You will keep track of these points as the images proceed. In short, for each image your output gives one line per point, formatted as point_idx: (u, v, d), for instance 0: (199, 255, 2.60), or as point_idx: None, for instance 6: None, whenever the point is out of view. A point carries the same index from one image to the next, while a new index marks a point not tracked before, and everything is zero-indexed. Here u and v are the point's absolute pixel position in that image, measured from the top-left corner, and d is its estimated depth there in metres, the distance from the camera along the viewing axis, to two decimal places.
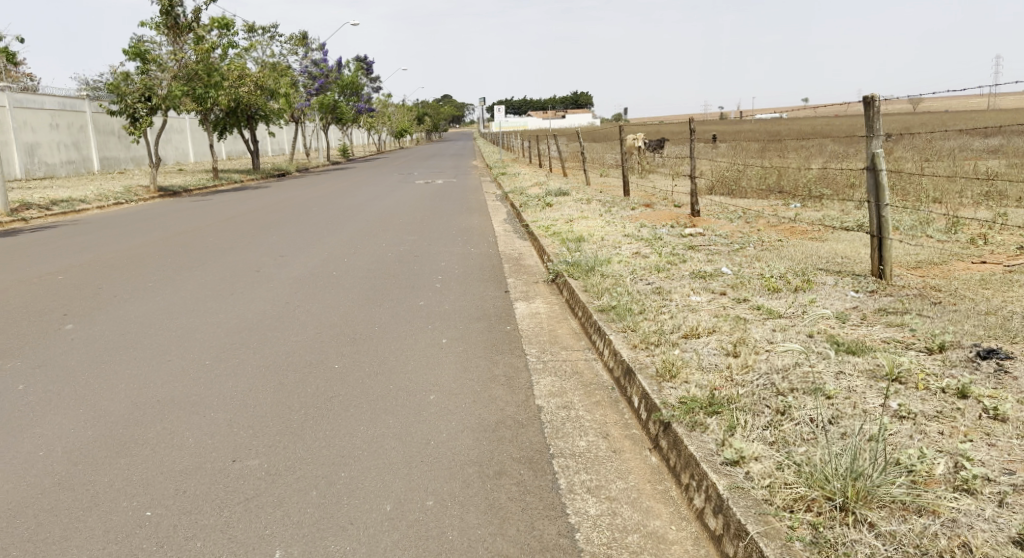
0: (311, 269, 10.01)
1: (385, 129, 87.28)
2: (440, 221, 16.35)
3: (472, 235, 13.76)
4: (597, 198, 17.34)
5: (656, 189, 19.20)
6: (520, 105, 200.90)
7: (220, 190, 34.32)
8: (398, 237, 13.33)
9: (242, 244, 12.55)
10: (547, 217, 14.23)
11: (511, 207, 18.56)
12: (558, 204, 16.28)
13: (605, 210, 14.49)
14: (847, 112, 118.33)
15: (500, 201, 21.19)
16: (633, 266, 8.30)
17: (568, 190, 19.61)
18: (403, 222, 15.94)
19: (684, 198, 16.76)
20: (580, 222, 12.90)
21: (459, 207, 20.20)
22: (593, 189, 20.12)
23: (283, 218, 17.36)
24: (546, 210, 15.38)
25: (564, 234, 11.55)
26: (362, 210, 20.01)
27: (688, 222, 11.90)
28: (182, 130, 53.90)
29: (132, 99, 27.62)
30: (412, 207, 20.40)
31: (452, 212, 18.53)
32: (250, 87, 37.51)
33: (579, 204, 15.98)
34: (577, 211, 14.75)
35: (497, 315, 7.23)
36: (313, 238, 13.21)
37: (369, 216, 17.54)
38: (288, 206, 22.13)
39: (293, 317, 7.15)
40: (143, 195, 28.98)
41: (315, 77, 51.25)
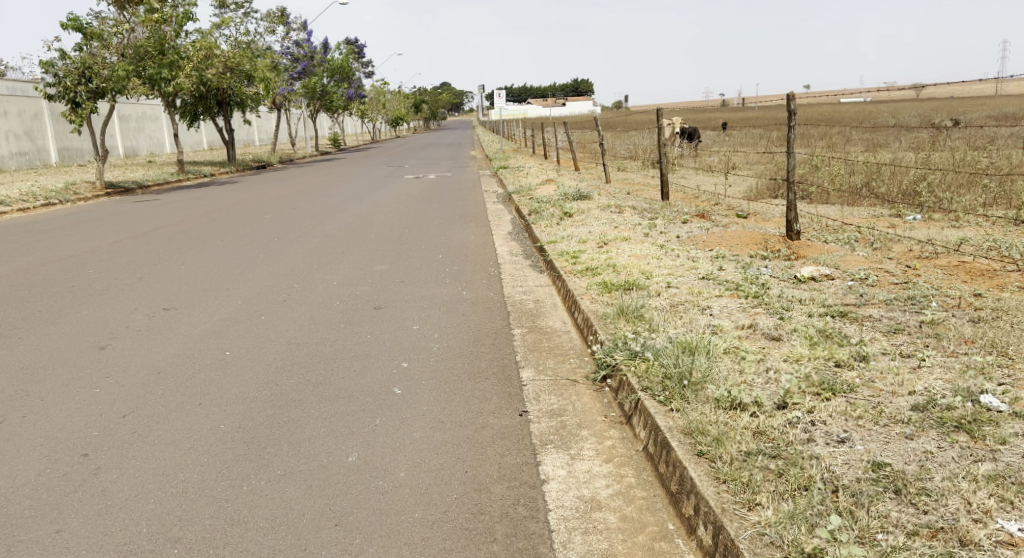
0: (194, 344, 6.11)
1: (380, 118, 82.93)
2: (426, 235, 12.40)
3: (465, 263, 9.82)
4: (630, 204, 13.38)
5: (703, 192, 15.17)
6: (520, 94, 196.55)
7: (185, 185, 30.38)
8: (362, 269, 9.39)
9: (132, 282, 8.68)
10: (568, 237, 10.22)
11: (517, 217, 14.60)
12: (579, 214, 12.30)
13: (650, 225, 10.55)
14: (863, 101, 113.06)
15: (501, 205, 17.23)
16: (766, 369, 4.26)
17: (590, 191, 15.62)
18: (377, 237, 11.97)
19: (746, 204, 12.78)
20: (621, 247, 8.92)
21: (451, 211, 16.32)
22: (621, 191, 16.15)
23: (225, 229, 13.48)
24: (565, 224, 11.42)
25: (604, 275, 7.54)
26: (334, 211, 16.07)
27: (790, 250, 7.91)
28: (157, 117, 49.80)
29: (69, 80, 23.68)
30: (395, 209, 16.46)
31: (442, 220, 14.57)
32: (220, 69, 33.48)
33: (609, 214, 12.01)
34: (609, 226, 10.76)
35: (507, 518, 3.33)
36: (240, 270, 9.32)
37: (337, 224, 13.61)
38: (244, 209, 18.20)
39: (54, 528, 3.39)
40: (86, 192, 25.04)
41: (298, 59, 47.17)
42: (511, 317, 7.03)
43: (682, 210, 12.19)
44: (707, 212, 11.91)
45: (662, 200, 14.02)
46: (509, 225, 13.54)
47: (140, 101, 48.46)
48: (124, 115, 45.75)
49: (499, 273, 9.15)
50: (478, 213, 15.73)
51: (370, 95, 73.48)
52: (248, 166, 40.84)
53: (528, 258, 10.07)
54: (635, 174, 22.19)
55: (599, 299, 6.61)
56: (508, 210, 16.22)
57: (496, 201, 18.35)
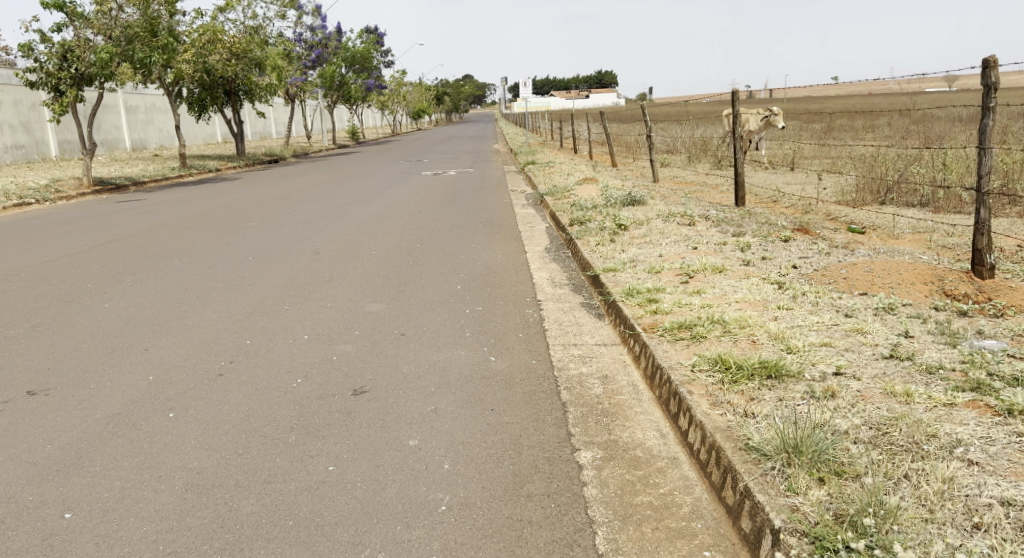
0: (20, 487, 3.50)
1: (401, 109, 80.27)
2: (441, 253, 9.75)
3: (491, 301, 7.15)
4: (699, 213, 10.63)
5: (782, 197, 12.39)
6: (544, 85, 193.22)
7: (185, 181, 27.85)
8: (347, 310, 6.74)
9: (22, 333, 6.09)
10: (633, 264, 7.50)
11: (555, 227, 11.94)
12: (638, 226, 9.61)
13: (743, 246, 7.82)
14: (903, 92, 108.63)
15: (533, 210, 14.57)
16: None
17: (643, 193, 12.86)
18: (378, 258, 9.32)
19: (852, 214, 10.02)
20: (719, 285, 6.21)
21: (472, 217, 13.63)
22: (678, 194, 13.42)
23: (195, 239, 10.87)
24: (623, 241, 8.71)
25: (716, 341, 4.78)
26: (335, 216, 13.44)
27: (998, 300, 5.18)
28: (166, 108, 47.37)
29: (49, 66, 21.05)
30: (406, 214, 13.80)
31: (462, 229, 11.90)
32: (224, 56, 30.98)
33: (679, 227, 9.30)
34: (686, 245, 8.05)
35: None
36: (182, 311, 6.70)
37: (332, 236, 10.98)
38: (232, 211, 15.62)
39: None
40: (70, 190, 22.51)
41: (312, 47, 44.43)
42: (569, 417, 4.27)
43: (772, 222, 9.46)
44: (807, 226, 9.18)
45: (737, 206, 11.31)
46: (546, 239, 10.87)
47: (148, 91, 46.04)
48: (131, 107, 43.40)
49: (541, 320, 6.45)
50: (504, 220, 13.06)
51: (390, 86, 70.71)
52: (258, 161, 38.39)
53: (578, 293, 7.38)
54: (685, 172, 19.40)
55: (723, 401, 3.85)
56: (541, 217, 13.53)
57: (529, 204, 15.70)
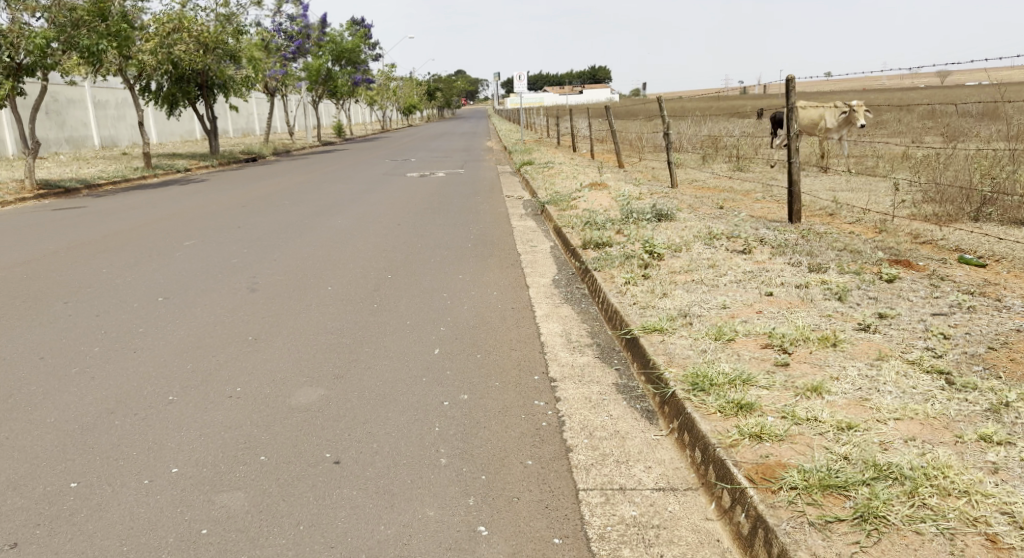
0: None
1: (392, 104, 77.71)
2: (415, 289, 7.47)
3: (480, 382, 4.87)
4: (748, 234, 8.35)
5: (840, 211, 10.16)
6: (539, 80, 190.68)
7: (146, 184, 25.41)
8: (263, 404, 4.45)
9: None
10: (688, 323, 5.22)
11: (562, 250, 9.67)
12: (677, 256, 7.37)
13: (839, 292, 5.58)
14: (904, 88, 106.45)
15: (534, 223, 12.34)
16: None
17: (669, 206, 10.60)
18: (331, 299, 7.02)
19: (949, 237, 7.78)
20: (846, 376, 3.92)
21: (459, 232, 11.34)
22: (709, 206, 11.15)
23: (104, 268, 8.53)
24: (663, 280, 6.43)
25: (939, 557, 2.64)
26: (292, 232, 11.13)
27: None
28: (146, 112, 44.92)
29: None
30: (379, 229, 11.52)
31: (446, 252, 9.61)
32: (191, 45, 28.60)
33: (733, 258, 7.05)
34: (756, 290, 5.80)
35: None
36: (10, 406, 4.43)
37: (280, 264, 8.69)
38: (178, 222, 13.30)
39: None
40: (9, 194, 20.06)
41: (293, 38, 41.80)
42: None
43: (854, 250, 7.22)
44: (901, 255, 6.94)
45: (790, 224, 9.09)
46: (552, 268, 8.59)
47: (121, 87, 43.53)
48: (100, 102, 40.88)
49: (562, 423, 4.15)
50: (498, 238, 10.80)
51: (379, 81, 68.14)
52: (235, 160, 36.05)
53: (609, 366, 5.09)
54: (703, 175, 17.12)
55: None
56: (543, 233, 11.24)
57: (528, 214, 13.45)
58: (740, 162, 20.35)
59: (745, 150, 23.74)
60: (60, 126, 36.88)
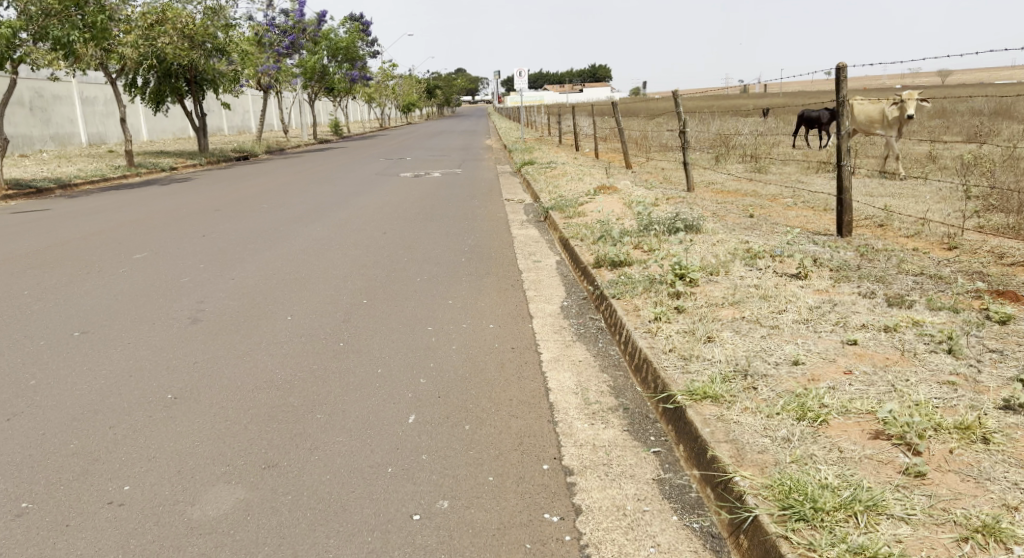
0: None
1: (390, 102, 76.27)
2: (393, 320, 6.12)
3: (464, 476, 3.49)
4: (793, 251, 6.96)
5: (891, 222, 8.79)
6: (540, 79, 189.10)
7: (125, 184, 24.00)
8: (152, 522, 3.17)
9: None
10: (753, 388, 3.85)
11: (571, 267, 8.30)
12: (715, 281, 6.01)
13: (948, 340, 4.21)
14: (909, 87, 105.08)
15: (537, 232, 10.96)
16: None
17: (693, 216, 9.22)
18: (287, 335, 5.69)
19: None
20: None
21: (451, 243, 9.97)
22: (737, 215, 9.79)
23: (27, 289, 7.19)
24: (706, 316, 5.07)
25: None
26: (262, 243, 9.78)
27: None
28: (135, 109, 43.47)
29: None
30: (361, 240, 10.17)
31: (435, 270, 8.21)
32: (175, 38, 27.19)
33: (786, 285, 5.69)
34: (835, 335, 4.42)
35: None
36: None
37: (237, 285, 7.35)
38: (139, 226, 11.92)
39: None
40: None
41: (285, 32, 40.32)
42: None
43: (935, 277, 5.83)
44: (999, 285, 5.56)
45: (839, 239, 7.75)
46: (561, 291, 7.22)
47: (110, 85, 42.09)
48: (87, 98, 39.43)
49: None
50: (496, 250, 9.43)
51: (377, 77, 66.67)
52: (223, 159, 34.64)
53: (647, 447, 3.73)
54: (721, 177, 15.74)
55: None
56: (548, 245, 9.88)
57: (530, 221, 12.08)
58: (756, 164, 18.99)
59: (759, 150, 22.37)
60: (44, 123, 35.45)
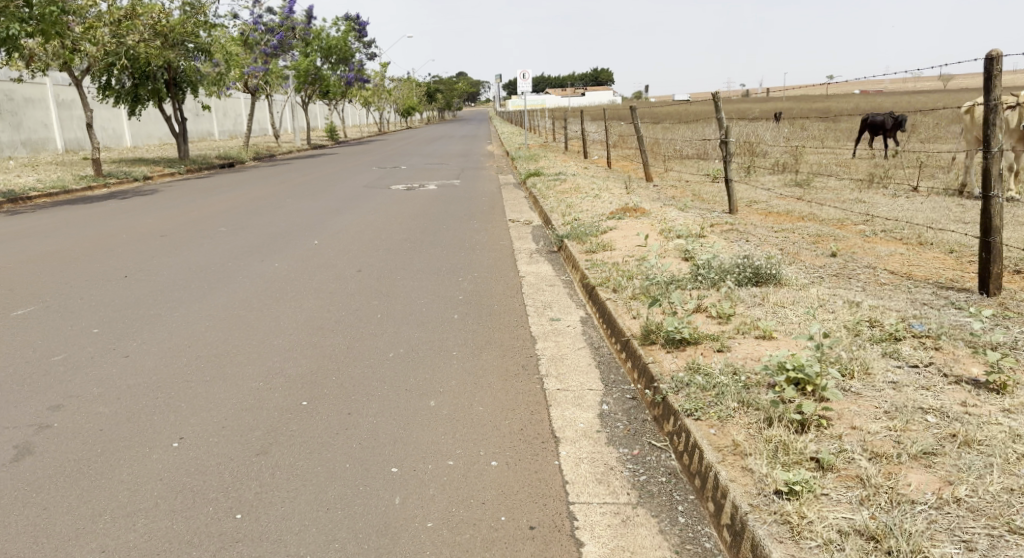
0: None
1: (389, 106, 74.15)
2: (334, 449, 3.93)
3: None
4: (939, 324, 4.73)
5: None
6: (542, 83, 186.96)
7: (89, 196, 21.88)
8: None
9: None
10: None
11: (602, 332, 6.10)
12: (854, 392, 3.78)
13: None
14: (919, 91, 102.63)
15: (551, 269, 8.76)
16: None
17: (758, 256, 7.03)
18: (151, 493, 3.51)
19: None
20: None
21: (438, 289, 7.76)
22: (814, 253, 7.58)
23: None
24: (879, 479, 3.01)
25: None
26: (193, 291, 7.59)
27: None
28: (118, 114, 41.40)
29: None
30: (324, 283, 7.95)
31: (415, 338, 5.99)
32: (147, 35, 25.03)
33: (983, 409, 3.50)
34: None
35: None
36: None
37: (127, 372, 5.15)
38: (60, 256, 9.74)
39: None
40: None
41: (273, 31, 38.14)
42: None
43: None
44: None
45: (986, 299, 5.55)
46: (597, 381, 4.99)
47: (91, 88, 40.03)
48: (64, 101, 37.32)
49: None
50: (497, 302, 7.21)
51: (374, 81, 64.45)
52: (206, 166, 32.53)
53: None
54: (761, 193, 13.55)
55: None
56: (566, 290, 7.67)
57: (542, 253, 9.90)
58: (794, 177, 16.76)
59: (790, 161, 20.16)
60: (15, 128, 33.30)
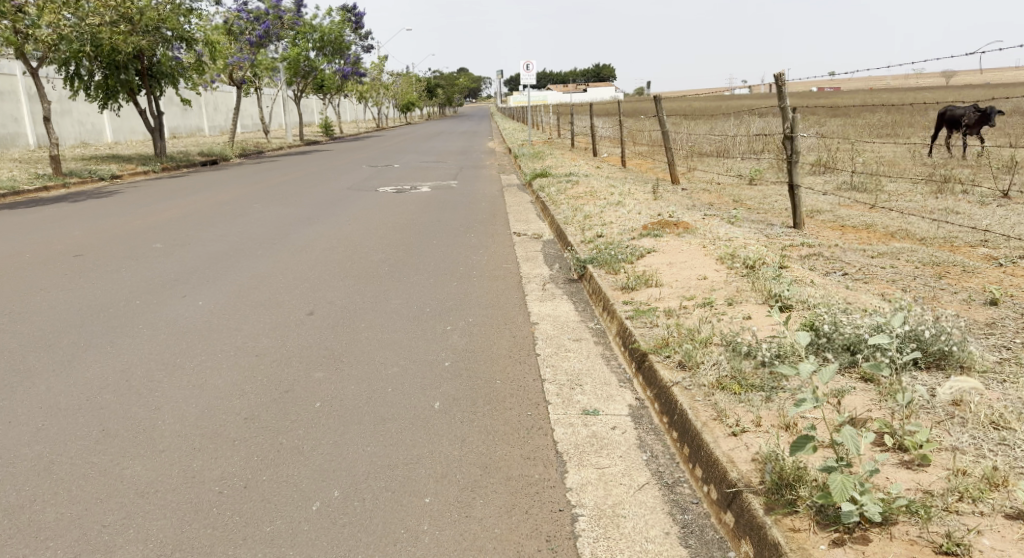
0: None
1: (387, 100, 71.69)
2: None
3: None
4: None
5: None
6: (544, 78, 184.19)
7: (42, 197, 19.47)
8: None
9: None
10: None
11: (679, 457, 3.64)
12: None
13: None
14: (929, 87, 100.17)
15: (573, 312, 6.43)
16: None
17: (890, 307, 4.74)
18: None
19: None
20: None
21: (415, 349, 5.41)
22: (961, 299, 5.27)
23: None
24: None
25: None
26: (62, 353, 5.28)
27: None
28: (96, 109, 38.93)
29: None
30: (254, 339, 5.62)
31: (370, 458, 3.69)
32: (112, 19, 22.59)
33: None
34: None
35: None
36: None
37: None
38: None
39: None
40: None
41: (259, 19, 35.60)
42: None
43: None
44: None
45: None
46: None
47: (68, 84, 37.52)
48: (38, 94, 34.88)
49: None
50: (500, 376, 4.85)
51: (371, 74, 61.97)
52: (186, 163, 30.18)
53: None
54: (817, 200, 11.23)
55: None
56: (601, 356, 5.22)
57: (560, 284, 7.58)
58: (844, 180, 14.43)
59: (830, 159, 17.85)
60: None
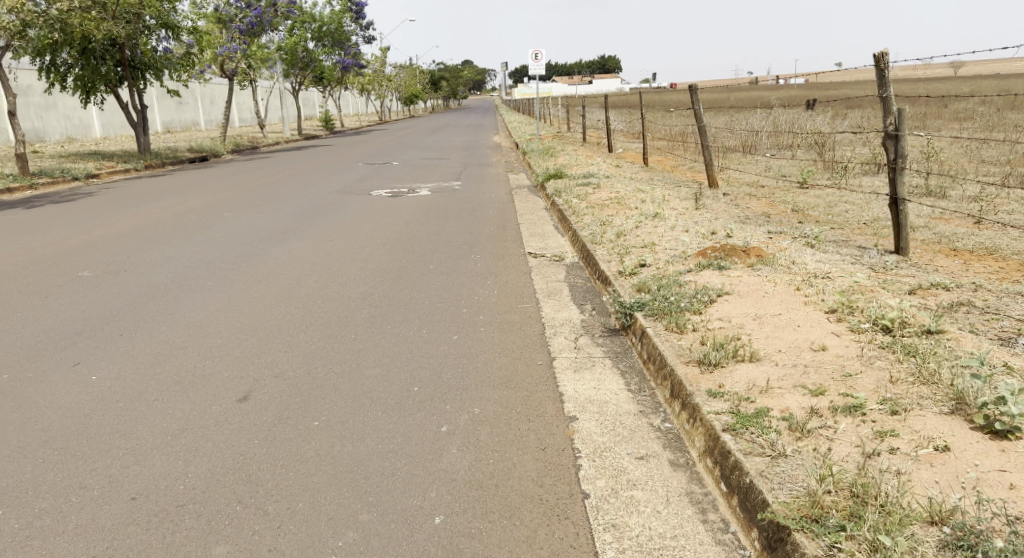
0: None
1: (390, 92, 69.64)
2: None
3: None
4: None
5: None
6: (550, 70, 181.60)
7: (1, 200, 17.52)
8: None
9: None
10: None
11: None
12: None
13: None
14: (943, 77, 97.78)
15: (624, 394, 4.48)
16: None
17: None
18: None
19: None
20: None
21: (389, 484, 3.46)
22: None
23: None
24: None
25: None
26: None
27: None
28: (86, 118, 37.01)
29: None
30: (150, 460, 3.69)
31: None
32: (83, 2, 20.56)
33: None
34: None
35: None
36: None
37: None
38: None
39: None
40: None
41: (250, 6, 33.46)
42: None
43: None
44: None
45: None
46: None
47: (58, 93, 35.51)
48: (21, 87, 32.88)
49: None
50: None
51: (373, 66, 59.92)
52: (172, 160, 28.25)
53: None
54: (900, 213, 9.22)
55: None
56: (688, 498, 3.30)
57: (596, 339, 5.62)
58: (911, 183, 12.41)
59: (883, 157, 15.78)
60: None
